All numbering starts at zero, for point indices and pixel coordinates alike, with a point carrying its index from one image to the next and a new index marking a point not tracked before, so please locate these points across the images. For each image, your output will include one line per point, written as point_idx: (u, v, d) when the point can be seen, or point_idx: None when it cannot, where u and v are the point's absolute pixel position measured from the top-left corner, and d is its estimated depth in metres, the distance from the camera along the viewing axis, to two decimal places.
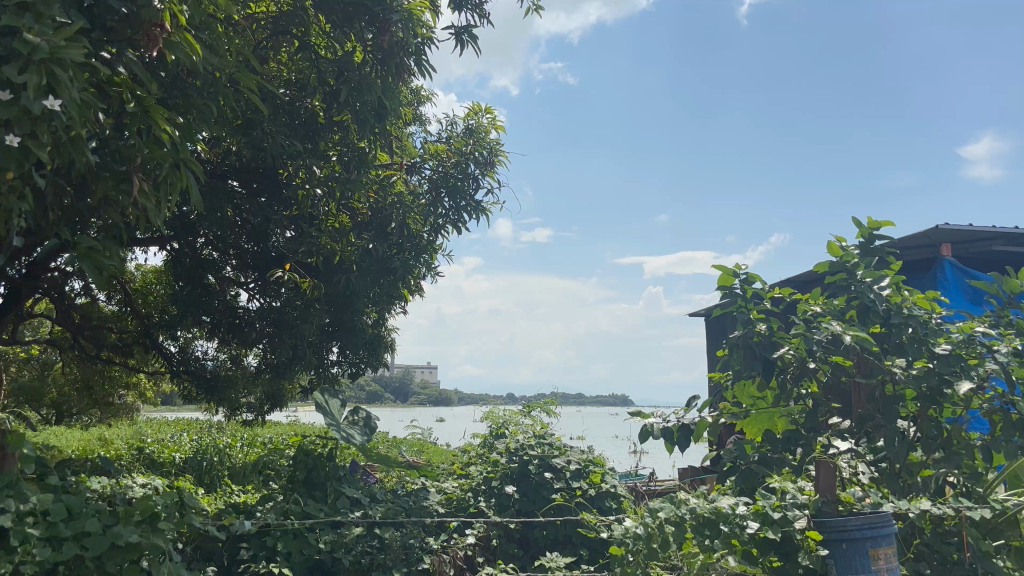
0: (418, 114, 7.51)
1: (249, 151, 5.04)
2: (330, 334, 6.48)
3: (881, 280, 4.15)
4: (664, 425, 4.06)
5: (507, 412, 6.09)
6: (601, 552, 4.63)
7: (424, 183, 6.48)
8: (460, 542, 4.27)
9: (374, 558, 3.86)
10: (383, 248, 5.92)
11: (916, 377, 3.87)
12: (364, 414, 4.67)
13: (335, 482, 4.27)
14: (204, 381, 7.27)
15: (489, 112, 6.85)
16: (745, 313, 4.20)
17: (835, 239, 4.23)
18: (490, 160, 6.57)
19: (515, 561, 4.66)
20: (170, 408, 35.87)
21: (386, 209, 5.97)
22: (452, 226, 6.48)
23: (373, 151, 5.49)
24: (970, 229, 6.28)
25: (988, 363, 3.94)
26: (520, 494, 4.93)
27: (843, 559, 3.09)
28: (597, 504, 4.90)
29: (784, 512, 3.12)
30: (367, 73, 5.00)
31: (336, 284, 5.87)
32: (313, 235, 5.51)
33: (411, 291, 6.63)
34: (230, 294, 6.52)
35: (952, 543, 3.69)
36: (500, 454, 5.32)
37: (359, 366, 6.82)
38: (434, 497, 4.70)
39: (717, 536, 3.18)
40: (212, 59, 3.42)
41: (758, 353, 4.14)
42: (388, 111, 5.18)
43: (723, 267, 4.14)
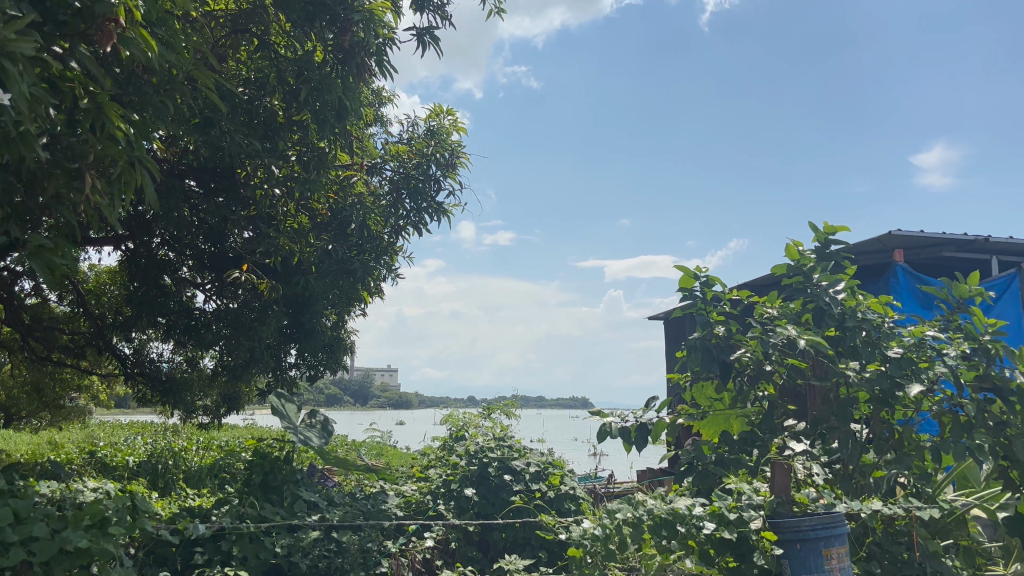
0: (379, 114, 7.48)
1: (207, 150, 4.96)
2: (288, 336, 6.42)
3: (836, 284, 4.24)
4: (622, 425, 4.08)
5: (467, 415, 6.09)
6: (559, 555, 4.61)
7: (385, 184, 6.46)
8: (418, 545, 4.25)
9: (332, 562, 3.83)
10: (342, 249, 5.87)
11: (869, 379, 3.94)
12: (321, 417, 4.60)
13: (292, 486, 4.22)
14: (159, 383, 7.15)
15: (451, 113, 6.84)
16: (704, 315, 4.25)
17: (791, 243, 4.30)
18: (451, 162, 6.55)
19: (474, 564, 4.65)
20: (124, 411, 35.22)
21: (346, 210, 5.93)
22: (413, 227, 6.45)
23: (333, 150, 5.45)
24: (921, 235, 6.42)
25: (937, 366, 4.02)
26: (479, 496, 4.94)
27: (797, 559, 3.13)
28: (556, 506, 4.90)
29: (739, 512, 3.17)
30: (327, 73, 4.96)
31: (295, 285, 5.86)
32: (271, 235, 5.49)
33: (371, 292, 6.58)
34: (186, 295, 6.39)
35: (901, 543, 3.75)
36: (460, 456, 5.32)
37: (318, 368, 6.80)
38: (393, 500, 4.68)
39: (674, 536, 3.21)
40: (168, 56, 3.35)
41: (715, 354, 4.15)
42: (349, 111, 5.14)
43: (683, 270, 4.19)
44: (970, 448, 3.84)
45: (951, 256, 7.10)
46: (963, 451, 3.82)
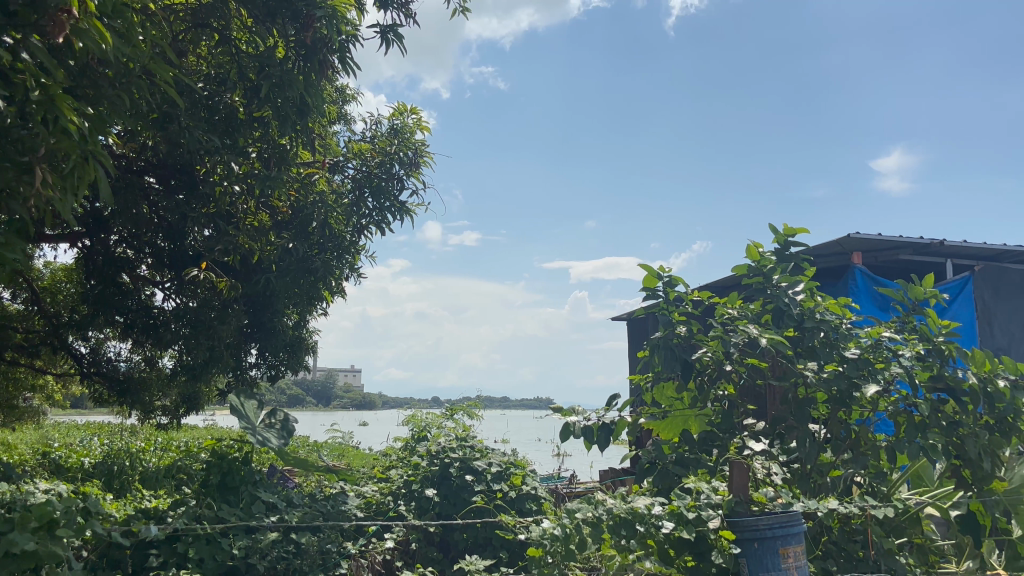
0: (343, 112, 7.42)
1: (165, 146, 4.86)
2: (249, 335, 6.34)
3: (796, 285, 4.28)
4: (585, 424, 4.05)
5: (429, 416, 6.06)
6: (520, 555, 4.61)
7: (348, 182, 6.40)
8: (378, 546, 4.22)
9: (290, 564, 3.77)
10: (303, 247, 5.80)
11: (827, 380, 3.98)
12: (281, 415, 4.57)
13: (251, 487, 4.14)
14: (117, 383, 7.02)
15: (415, 112, 6.80)
16: (665, 315, 4.27)
17: (751, 244, 4.33)
18: (415, 160, 6.51)
19: (434, 565, 4.63)
20: (81, 412, 34.58)
21: (308, 208, 5.85)
22: (375, 227, 6.39)
23: (294, 148, 5.39)
24: (879, 238, 6.51)
25: (893, 367, 4.07)
26: (440, 497, 4.91)
27: (754, 557, 3.13)
28: (517, 506, 4.89)
29: (698, 512, 3.18)
30: (289, 69, 4.89)
31: (256, 284, 5.78)
32: (230, 233, 5.42)
33: (332, 291, 6.50)
34: (145, 293, 6.26)
35: (857, 541, 3.80)
36: (421, 457, 5.29)
37: (278, 368, 6.71)
38: (353, 501, 4.63)
39: (632, 536, 3.21)
40: (123, 48, 3.26)
41: (677, 354, 4.17)
42: (311, 108, 5.08)
43: (646, 269, 4.20)
44: (924, 447, 3.89)
45: (907, 259, 7.23)
46: (917, 451, 3.87)
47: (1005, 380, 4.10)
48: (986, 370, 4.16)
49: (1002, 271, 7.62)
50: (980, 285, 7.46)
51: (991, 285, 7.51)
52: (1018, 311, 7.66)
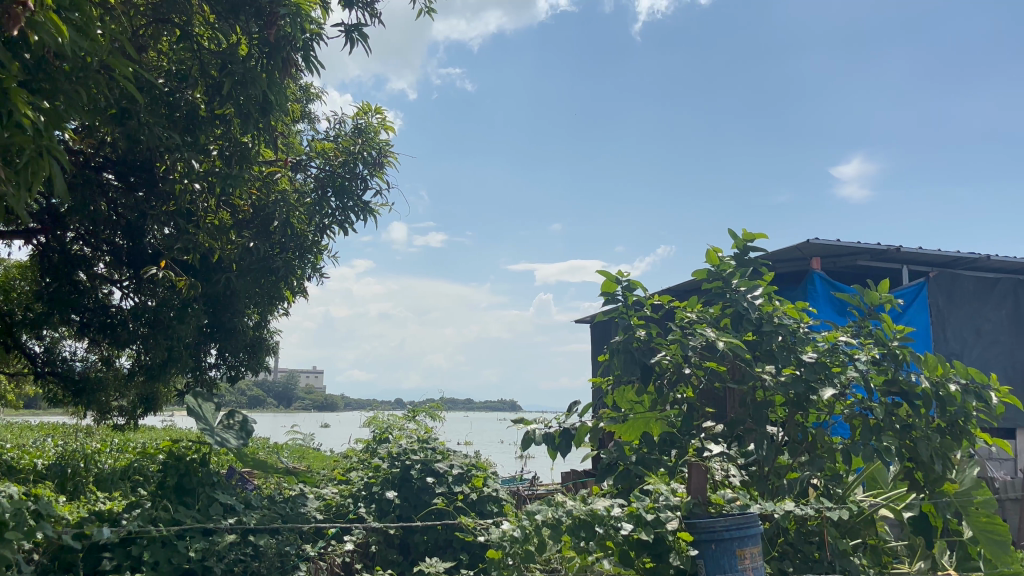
0: (306, 111, 7.37)
1: (123, 142, 4.77)
2: (209, 335, 6.26)
3: (754, 289, 4.33)
4: (546, 430, 4.09)
5: (391, 417, 6.03)
6: (480, 557, 4.60)
7: (310, 181, 6.35)
8: (337, 549, 4.22)
9: (247, 566, 3.73)
10: (264, 246, 5.73)
11: (785, 383, 4.01)
12: (240, 417, 4.46)
13: (208, 489, 4.07)
14: (72, 383, 6.88)
15: (380, 112, 6.78)
16: (625, 319, 4.30)
17: (711, 248, 4.37)
18: (379, 160, 6.47)
19: (393, 567, 4.61)
20: (35, 413, 33.90)
21: (269, 207, 5.82)
22: (338, 226, 6.35)
23: (256, 146, 5.32)
24: (837, 244, 6.61)
25: (849, 371, 4.12)
26: (401, 499, 4.89)
27: (712, 559, 3.16)
28: (478, 508, 4.88)
29: (656, 514, 3.19)
30: (251, 66, 4.83)
31: (215, 283, 5.74)
32: (190, 232, 5.33)
33: (294, 291, 6.45)
34: (102, 292, 6.15)
35: (813, 542, 3.85)
36: (381, 459, 5.27)
37: (239, 368, 6.67)
38: (312, 503, 4.59)
39: (591, 537, 3.20)
40: (80, 42, 3.19)
41: (637, 357, 4.24)
42: (273, 106, 5.04)
43: (606, 273, 4.23)
44: (878, 450, 3.94)
45: (864, 265, 7.35)
46: (871, 453, 3.91)
47: (957, 383, 4.17)
48: (937, 374, 4.23)
49: (956, 278, 7.78)
50: (934, 290, 7.61)
51: (945, 291, 7.66)
52: (971, 317, 7.82)
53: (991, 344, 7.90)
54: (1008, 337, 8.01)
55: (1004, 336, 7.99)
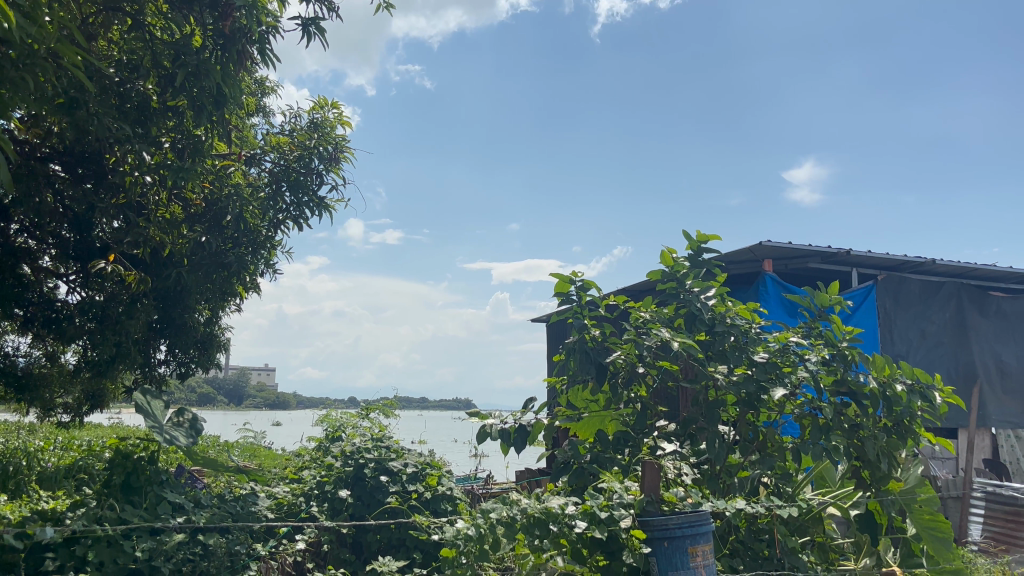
0: (261, 105, 7.28)
1: (71, 133, 4.62)
2: (157, 332, 6.14)
3: (707, 290, 4.38)
4: (502, 427, 4.10)
5: (344, 415, 5.99)
6: (434, 555, 4.60)
7: (264, 175, 6.26)
8: (289, 548, 4.17)
9: (196, 566, 3.68)
10: (216, 241, 5.73)
11: (737, 382, 4.05)
12: (190, 415, 4.37)
13: (156, 487, 3.99)
14: (12, 380, 6.51)
15: (336, 106, 6.71)
16: (581, 318, 4.33)
17: (666, 249, 4.41)
18: (335, 155, 6.41)
19: (346, 566, 4.58)
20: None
21: (222, 201, 5.76)
22: (292, 221, 6.28)
23: (209, 139, 5.24)
24: (789, 247, 6.72)
25: (800, 371, 4.18)
26: (354, 498, 4.85)
27: (664, 556, 3.19)
28: (432, 507, 4.87)
29: (610, 512, 3.22)
30: (205, 58, 4.77)
31: (165, 278, 5.62)
32: (141, 226, 5.21)
33: (246, 287, 6.35)
34: (47, 286, 5.97)
35: (763, 540, 3.91)
36: (334, 457, 5.21)
37: (189, 365, 6.57)
38: (263, 502, 4.52)
39: (546, 535, 3.19)
40: (28, 28, 3.07)
41: (592, 357, 4.24)
42: (227, 98, 4.97)
43: (560, 274, 4.24)
44: (827, 449, 4.02)
45: (815, 267, 7.49)
46: (821, 452, 3.99)
47: (902, 384, 4.25)
48: (885, 375, 4.33)
49: (903, 281, 7.96)
50: (882, 293, 7.78)
51: (892, 294, 7.83)
52: (917, 319, 8.00)
53: (934, 347, 8.09)
54: (951, 340, 8.22)
55: (947, 339, 8.19)
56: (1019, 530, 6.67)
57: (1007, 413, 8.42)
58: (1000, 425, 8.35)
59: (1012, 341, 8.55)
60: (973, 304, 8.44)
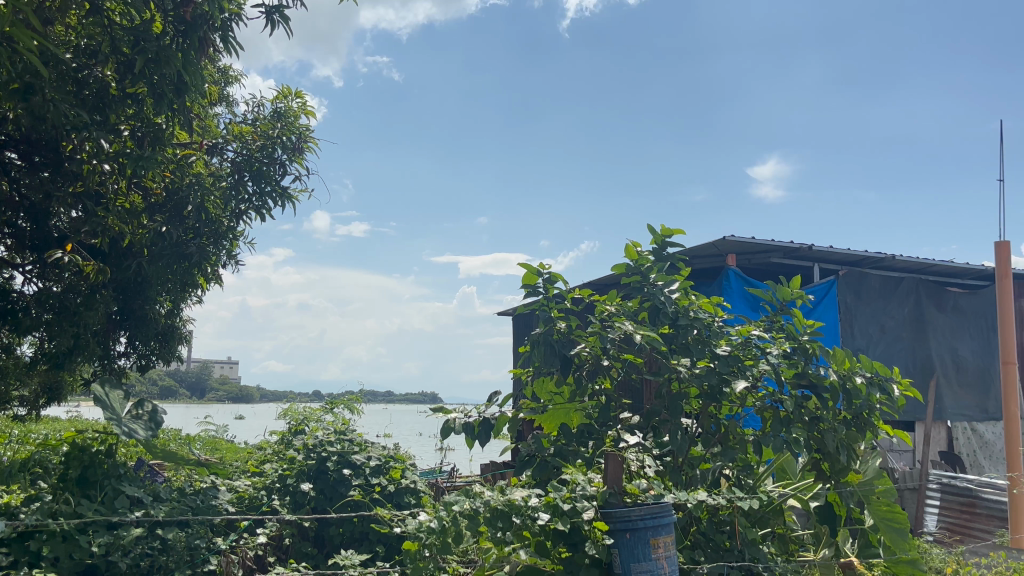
0: (224, 94, 7.16)
1: (26, 119, 4.51)
2: (117, 323, 6.02)
3: (671, 284, 4.39)
4: (465, 420, 4.08)
5: (307, 408, 5.92)
6: (396, 548, 4.60)
7: (227, 165, 6.16)
8: (250, 542, 4.10)
9: (154, 561, 3.62)
10: (177, 231, 5.63)
11: (699, 375, 4.08)
12: (149, 407, 4.28)
13: (114, 481, 3.91)
14: None
15: (300, 96, 6.63)
16: (546, 311, 4.32)
17: (630, 243, 4.41)
18: (298, 145, 6.33)
19: (308, 560, 4.56)
20: None
21: (182, 190, 5.68)
22: (255, 212, 6.20)
23: (170, 127, 5.14)
24: (753, 242, 6.77)
25: (761, 364, 4.22)
26: (316, 491, 4.81)
27: (626, 548, 3.20)
28: (395, 500, 4.87)
29: (574, 503, 3.21)
30: (166, 45, 4.68)
31: (126, 269, 5.52)
32: (99, 215, 5.08)
33: (208, 279, 6.27)
34: (3, 276, 5.81)
35: (724, 532, 3.92)
36: (297, 450, 5.16)
37: (150, 357, 6.46)
38: (224, 495, 4.43)
39: (509, 527, 3.16)
40: None
41: (557, 350, 4.23)
42: (188, 86, 4.88)
43: (528, 265, 4.22)
44: (788, 441, 4.05)
45: (778, 262, 7.57)
46: (782, 445, 4.02)
47: (862, 376, 4.31)
48: (845, 368, 4.37)
49: (863, 276, 8.08)
50: (843, 288, 7.90)
51: (853, 290, 7.95)
52: (877, 314, 8.13)
53: (893, 341, 8.22)
54: (910, 335, 8.35)
55: (905, 334, 8.32)
56: (973, 521, 6.84)
57: (962, 406, 8.58)
58: (955, 418, 8.51)
59: (969, 336, 8.69)
60: (932, 300, 8.57)
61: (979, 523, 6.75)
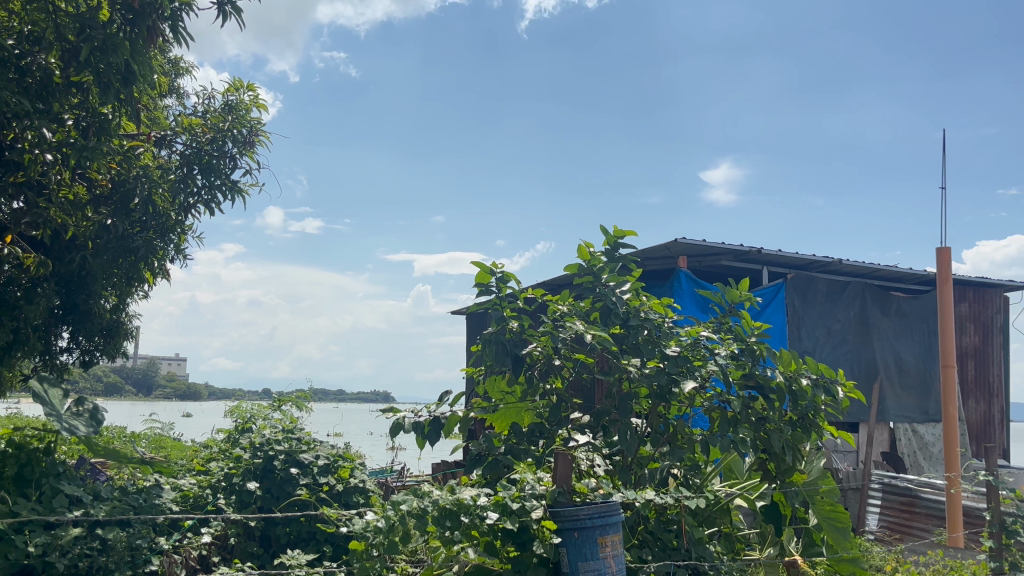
0: (174, 86, 7.02)
1: None
2: (59, 318, 5.86)
3: (623, 284, 4.41)
4: (415, 420, 4.05)
5: (255, 407, 5.83)
6: (344, 548, 4.56)
7: (175, 157, 6.03)
8: (193, 542, 4.01)
9: (93, 561, 3.53)
10: (122, 224, 5.52)
11: (650, 375, 4.08)
12: (91, 404, 4.11)
13: (52, 479, 3.79)
14: None
15: (252, 89, 6.52)
16: (498, 311, 4.31)
17: (583, 243, 4.42)
18: (249, 139, 6.23)
19: (253, 560, 4.50)
20: None
21: (129, 182, 5.51)
22: (204, 206, 6.08)
23: (117, 118, 5.02)
24: (704, 244, 6.85)
25: (710, 365, 4.25)
26: (263, 490, 4.74)
27: (574, 547, 3.21)
28: (343, 499, 4.82)
29: (522, 502, 3.21)
30: (113, 33, 4.55)
31: (69, 262, 5.40)
32: (40, 206, 4.96)
33: (155, 274, 6.13)
34: None
35: (672, 531, 3.95)
36: (243, 449, 5.08)
37: (93, 353, 6.30)
38: (168, 494, 4.32)
39: (457, 527, 3.12)
40: None
41: (508, 349, 4.25)
42: (137, 76, 4.75)
43: (480, 264, 4.21)
44: (734, 441, 4.09)
45: (728, 265, 7.68)
46: (729, 444, 4.06)
47: (807, 378, 4.38)
48: (791, 369, 4.43)
49: (811, 280, 8.23)
50: (791, 291, 8.04)
51: (801, 292, 8.09)
52: (824, 317, 8.27)
53: (839, 344, 8.38)
54: (855, 338, 8.52)
55: (851, 337, 8.49)
56: (913, 520, 6.99)
57: (904, 408, 8.78)
58: (898, 420, 8.70)
59: (911, 340, 8.90)
60: (877, 304, 8.75)
61: (919, 522, 6.90)
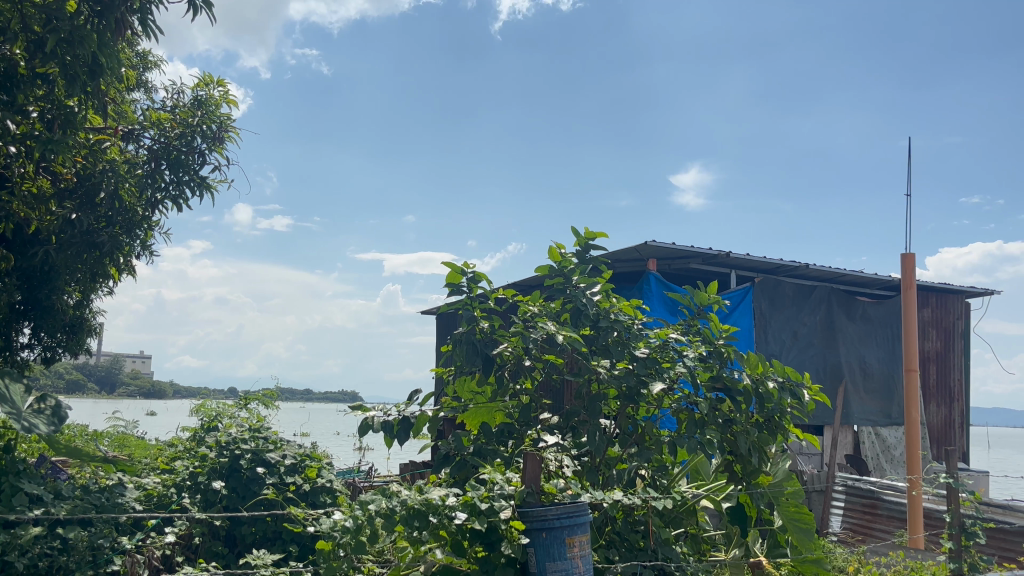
0: (142, 79, 6.92)
1: None
2: (21, 314, 5.75)
3: (593, 286, 4.42)
4: (385, 419, 4.03)
5: (220, 405, 5.77)
6: (310, 548, 4.54)
7: (143, 152, 5.95)
8: (156, 542, 3.96)
9: (54, 561, 3.47)
10: (88, 219, 5.42)
11: (618, 376, 4.13)
12: (52, 401, 4.06)
13: (12, 477, 3.71)
14: None
15: (222, 85, 6.46)
16: (468, 311, 4.32)
17: (554, 244, 4.43)
18: (218, 134, 6.17)
19: (218, 560, 4.45)
20: None
21: (95, 176, 5.46)
22: (171, 202, 6.01)
23: (83, 112, 4.97)
24: (674, 247, 6.89)
25: (678, 366, 4.27)
26: (228, 489, 4.70)
27: (542, 547, 3.22)
28: (310, 499, 4.79)
29: (490, 503, 3.20)
30: (81, 25, 4.47)
31: (32, 257, 5.26)
32: (2, 199, 4.85)
33: (119, 269, 6.04)
34: None
35: (638, 531, 3.98)
36: (208, 448, 5.02)
37: (55, 350, 6.19)
38: (131, 493, 4.25)
39: (425, 527, 3.09)
40: None
41: (479, 349, 4.25)
42: (104, 69, 4.68)
43: (452, 264, 4.20)
44: (701, 443, 4.12)
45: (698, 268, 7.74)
46: (696, 445, 4.08)
47: (774, 381, 4.43)
48: (758, 372, 4.48)
49: (778, 284, 8.32)
50: (758, 295, 8.12)
51: (768, 296, 8.18)
52: (790, 320, 8.37)
53: (805, 347, 8.48)
54: (821, 342, 8.63)
55: (817, 341, 8.59)
56: (875, 522, 7.10)
57: (868, 412, 8.91)
58: (862, 423, 8.82)
59: (875, 345, 9.03)
60: (842, 308, 8.87)
61: (881, 524, 7.01)
